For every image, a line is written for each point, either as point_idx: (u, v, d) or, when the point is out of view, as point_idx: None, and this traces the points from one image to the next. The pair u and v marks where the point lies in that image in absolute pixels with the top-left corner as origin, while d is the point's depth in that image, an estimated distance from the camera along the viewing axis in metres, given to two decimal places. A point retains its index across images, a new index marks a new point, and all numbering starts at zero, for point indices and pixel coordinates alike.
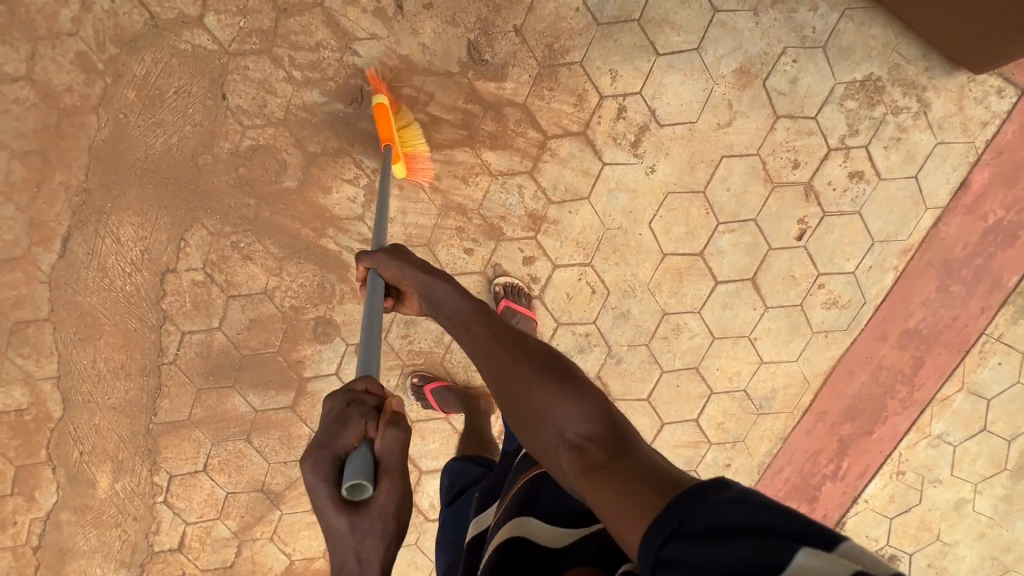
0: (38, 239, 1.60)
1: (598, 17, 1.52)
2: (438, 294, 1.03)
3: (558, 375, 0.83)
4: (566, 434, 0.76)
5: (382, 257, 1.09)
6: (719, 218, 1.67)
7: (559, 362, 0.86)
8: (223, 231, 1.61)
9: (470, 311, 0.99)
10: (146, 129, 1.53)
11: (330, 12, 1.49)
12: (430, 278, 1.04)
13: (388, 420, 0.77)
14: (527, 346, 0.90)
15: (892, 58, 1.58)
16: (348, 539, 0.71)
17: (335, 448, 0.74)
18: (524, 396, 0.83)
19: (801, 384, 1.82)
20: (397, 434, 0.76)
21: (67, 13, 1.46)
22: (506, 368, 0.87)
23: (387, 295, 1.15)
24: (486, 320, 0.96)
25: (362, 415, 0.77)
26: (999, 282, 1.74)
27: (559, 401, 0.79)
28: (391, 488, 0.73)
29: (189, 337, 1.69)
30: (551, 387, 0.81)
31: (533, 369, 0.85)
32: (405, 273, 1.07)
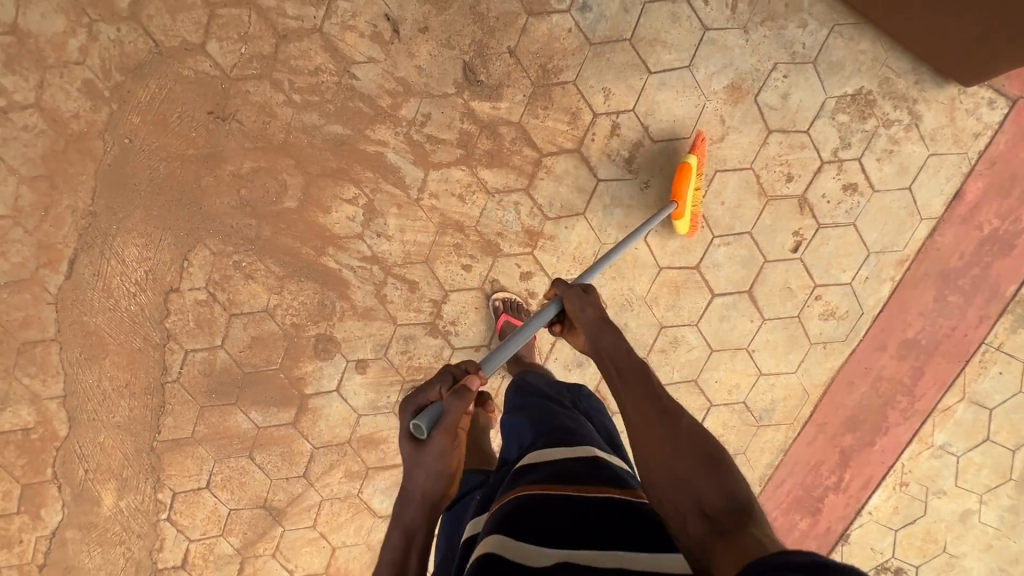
0: (45, 261, 1.63)
1: (590, 37, 1.55)
2: (606, 344, 1.09)
3: (705, 452, 0.85)
4: (703, 504, 0.78)
5: (569, 289, 1.17)
6: (714, 232, 1.69)
7: (713, 447, 0.86)
8: (226, 251, 1.64)
9: (636, 368, 1.03)
10: (150, 153, 1.57)
11: (328, 37, 1.52)
12: (605, 327, 1.10)
13: (457, 387, 0.96)
14: (677, 415, 0.93)
15: (881, 72, 1.60)
16: (409, 462, 0.96)
17: (421, 396, 0.99)
18: (668, 457, 0.86)
19: (800, 396, 1.82)
20: (456, 398, 0.95)
21: (74, 42, 1.50)
22: (656, 429, 0.91)
23: (554, 320, 1.24)
24: (650, 383, 1.00)
25: (444, 380, 0.99)
26: (997, 292, 1.74)
27: (707, 478, 0.81)
28: (441, 439, 0.94)
29: (192, 355, 1.72)
30: (697, 459, 0.84)
31: (681, 438, 0.88)
32: (582, 311, 1.15)
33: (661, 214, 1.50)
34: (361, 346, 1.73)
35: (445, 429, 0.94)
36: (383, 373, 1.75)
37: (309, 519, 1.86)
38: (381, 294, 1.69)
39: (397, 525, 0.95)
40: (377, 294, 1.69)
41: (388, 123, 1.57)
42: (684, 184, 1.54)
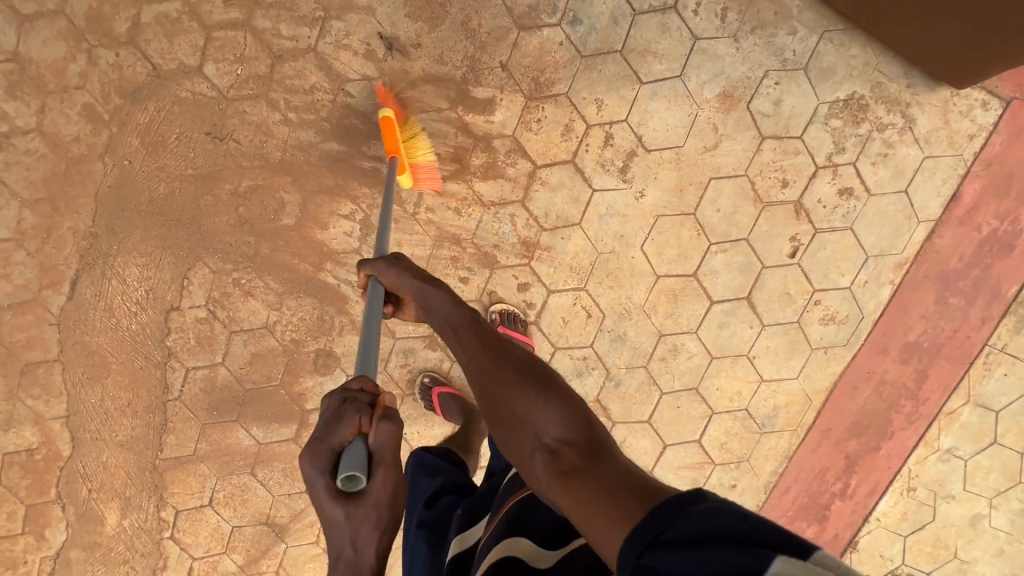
0: (48, 283, 1.65)
1: (581, 49, 1.56)
2: (432, 300, 0.99)
3: (537, 383, 0.83)
4: (543, 440, 0.78)
5: (383, 266, 1.07)
6: (711, 239, 1.69)
7: (540, 370, 0.85)
8: (225, 268, 1.66)
9: (460, 317, 0.96)
10: (149, 174, 1.59)
11: (322, 56, 1.54)
12: (425, 284, 1.00)
13: (381, 415, 0.80)
14: (509, 351, 0.89)
15: (873, 76, 1.61)
16: (347, 527, 0.75)
17: (331, 443, 0.78)
18: (504, 399, 0.83)
19: (803, 402, 1.81)
20: (389, 427, 0.79)
21: (73, 67, 1.53)
22: (488, 374, 0.86)
23: (387, 300, 1.12)
24: (475, 325, 0.94)
25: (357, 411, 0.81)
26: (998, 293, 1.73)
27: (542, 408, 0.79)
28: (385, 477, 0.77)
29: (193, 372, 1.73)
30: (528, 394, 0.81)
31: (514, 375, 0.84)
32: (401, 278, 1.04)
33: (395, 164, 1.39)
34: None
35: (391, 468, 0.78)
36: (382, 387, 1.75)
37: (312, 535, 1.85)
38: None
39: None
40: None
41: (383, 139, 1.59)
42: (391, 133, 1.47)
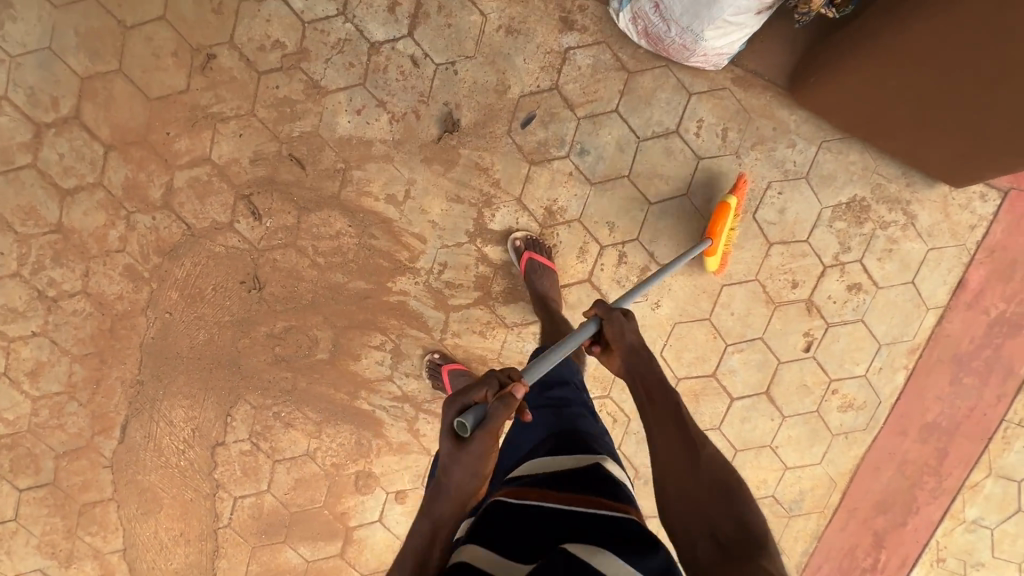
0: (99, 429, 1.74)
1: (590, 177, 1.63)
2: (639, 367, 1.08)
3: (727, 490, 0.91)
4: (717, 532, 0.86)
5: (615, 318, 1.12)
6: (727, 340, 1.75)
7: (730, 478, 0.93)
8: (265, 403, 1.74)
9: (667, 395, 1.04)
10: (189, 323, 1.68)
11: (346, 203, 1.62)
12: (643, 352, 1.09)
13: (504, 394, 0.89)
14: (699, 445, 0.97)
15: (873, 179, 1.66)
16: (449, 458, 0.87)
17: (465, 394, 0.89)
18: (693, 484, 0.92)
19: (828, 484, 1.86)
20: (507, 408, 0.88)
21: (114, 233, 1.62)
22: (681, 458, 0.95)
23: (597, 341, 1.16)
24: (674, 407, 1.03)
25: (490, 383, 0.91)
26: (1012, 371, 1.78)
27: (722, 508, 0.88)
28: (484, 443, 0.86)
29: (241, 500, 1.81)
30: (716, 493, 0.90)
31: (709, 471, 0.93)
32: (622, 338, 1.10)
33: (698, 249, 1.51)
34: (400, 477, 1.81)
35: (489, 437, 0.86)
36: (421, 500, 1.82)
37: None
38: (415, 429, 1.78)
39: (425, 515, 0.88)
40: (410, 429, 1.78)
41: (408, 275, 1.67)
42: (721, 223, 1.57)
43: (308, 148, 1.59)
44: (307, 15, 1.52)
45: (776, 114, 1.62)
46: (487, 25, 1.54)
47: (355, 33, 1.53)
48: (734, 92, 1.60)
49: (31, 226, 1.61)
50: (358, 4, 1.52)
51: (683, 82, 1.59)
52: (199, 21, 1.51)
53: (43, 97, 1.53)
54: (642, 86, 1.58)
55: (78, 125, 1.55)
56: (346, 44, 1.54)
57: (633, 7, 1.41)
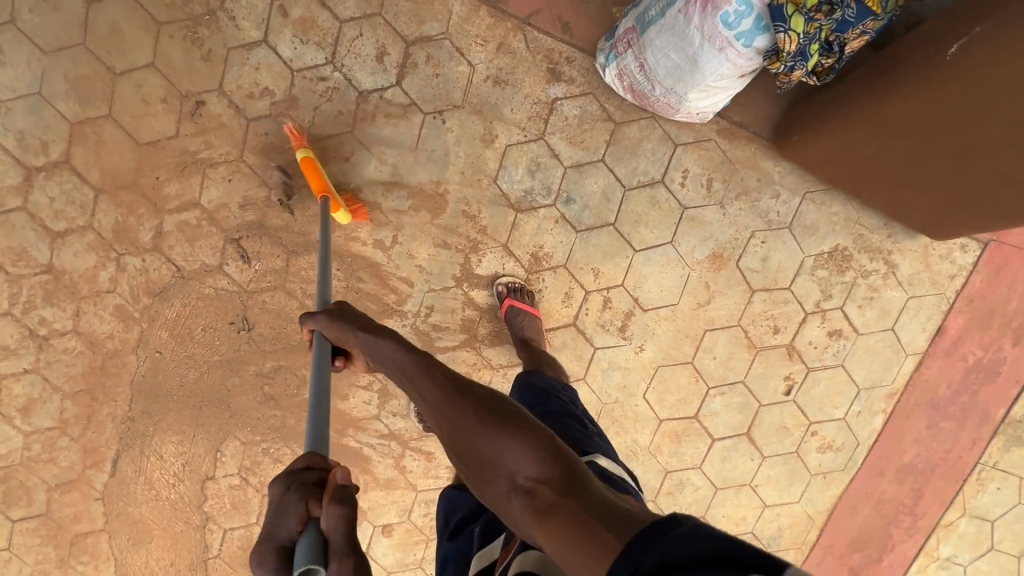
0: (91, 462, 1.77)
1: (576, 225, 1.65)
2: (381, 352, 1.00)
3: (509, 421, 0.83)
4: (518, 479, 0.76)
5: (330, 321, 1.07)
6: (709, 383, 1.77)
7: (502, 404, 0.87)
8: (254, 440, 1.77)
9: (412, 358, 0.97)
10: (179, 362, 1.70)
11: (334, 248, 1.64)
12: (371, 336, 1.02)
13: (332, 496, 0.74)
14: (468, 391, 0.89)
15: (855, 229, 1.69)
16: None
17: (277, 538, 0.73)
18: (474, 442, 0.82)
19: (805, 521, 1.89)
20: (338, 511, 0.72)
21: (104, 274, 1.64)
22: (454, 416, 0.86)
23: (336, 354, 1.13)
24: (431, 370, 0.95)
25: (300, 498, 0.75)
26: (987, 415, 1.81)
27: (506, 446, 0.79)
28: (341, 567, 0.69)
29: (231, 532, 1.84)
30: (499, 433, 0.81)
31: (478, 410, 0.85)
32: (347, 333, 1.05)
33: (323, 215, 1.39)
34: (387, 512, 1.82)
35: (342, 555, 0.70)
36: (408, 534, 1.84)
37: None
38: (401, 466, 1.80)
39: None
40: (397, 466, 1.80)
41: (396, 317, 1.69)
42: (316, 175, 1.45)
43: (297, 194, 1.60)
44: (296, 63, 1.53)
45: (760, 164, 1.64)
46: (474, 75, 1.55)
47: (344, 82, 1.55)
48: (719, 143, 1.62)
49: (22, 267, 1.62)
50: (347, 53, 1.53)
51: (669, 133, 1.61)
52: (188, 69, 1.53)
53: (34, 141, 1.55)
54: (628, 136, 1.60)
55: (68, 169, 1.57)
56: (334, 92, 1.55)
57: (619, 64, 1.42)
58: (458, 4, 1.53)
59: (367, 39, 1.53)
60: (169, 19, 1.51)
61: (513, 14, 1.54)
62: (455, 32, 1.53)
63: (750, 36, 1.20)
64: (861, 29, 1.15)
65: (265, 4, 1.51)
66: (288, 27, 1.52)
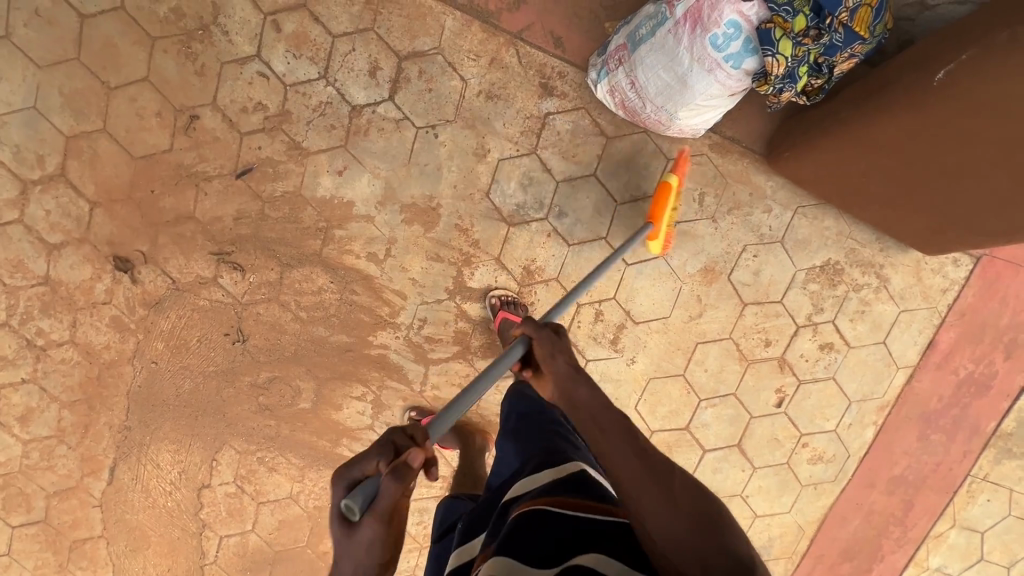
0: (89, 470, 1.78)
1: (568, 239, 1.65)
2: (590, 396, 1.00)
3: (709, 516, 0.80)
4: (707, 563, 0.73)
5: (548, 339, 1.07)
6: (700, 395, 1.78)
7: (705, 498, 0.84)
8: (249, 449, 1.79)
9: (613, 416, 0.97)
10: (175, 372, 1.72)
11: (327, 260, 1.65)
12: (585, 378, 1.03)
13: (397, 465, 0.76)
14: (672, 471, 0.87)
15: (847, 244, 1.69)
16: (336, 547, 0.78)
17: (355, 469, 0.79)
18: (664, 510, 0.80)
19: (796, 532, 1.89)
20: (396, 484, 0.75)
21: (100, 285, 1.65)
22: (650, 485, 0.84)
23: (525, 365, 1.11)
24: (634, 435, 0.94)
25: (381, 452, 0.80)
26: (977, 428, 1.82)
27: (701, 531, 0.77)
28: (374, 527, 0.75)
29: (226, 539, 1.85)
30: (695, 519, 0.79)
31: (678, 492, 0.83)
32: (555, 361, 1.05)
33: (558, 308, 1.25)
34: None
35: (381, 519, 0.75)
36: None
37: None
38: None
39: None
40: None
41: (389, 329, 1.70)
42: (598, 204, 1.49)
43: (290, 207, 1.61)
44: (289, 78, 1.54)
45: (752, 179, 1.64)
46: (467, 90, 1.56)
47: (337, 96, 1.55)
48: (712, 157, 1.62)
49: (19, 278, 1.64)
50: (340, 68, 1.54)
51: (661, 148, 1.61)
52: (182, 84, 1.54)
53: (29, 155, 1.56)
54: (619, 151, 1.60)
55: (64, 182, 1.58)
56: (328, 107, 1.56)
57: (611, 81, 1.40)
58: (450, 19, 1.53)
59: (360, 55, 1.53)
60: (162, 34, 1.52)
61: (505, 28, 1.54)
62: (447, 47, 1.54)
63: (739, 58, 1.20)
64: (848, 53, 1.17)
65: (259, 19, 1.52)
66: (281, 42, 1.52)
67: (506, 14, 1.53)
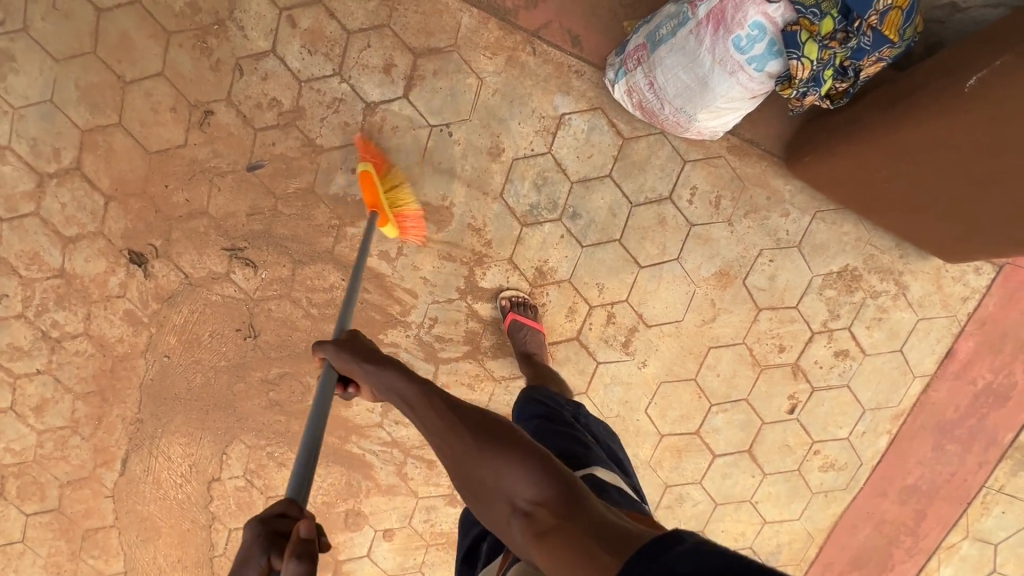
0: (101, 461, 1.80)
1: (581, 241, 1.64)
2: (391, 387, 0.97)
3: (512, 447, 0.82)
4: (517, 501, 0.77)
5: (336, 351, 1.03)
6: (711, 400, 1.76)
7: (508, 434, 0.85)
8: (259, 443, 1.79)
9: (411, 394, 0.95)
10: (187, 367, 1.73)
11: (340, 258, 1.65)
12: (375, 368, 0.99)
13: (293, 551, 0.73)
14: (474, 420, 0.88)
15: (866, 250, 1.66)
16: None
17: None
18: (477, 471, 0.82)
19: (805, 539, 1.88)
20: (295, 566, 0.71)
21: (115, 279, 1.66)
22: (461, 449, 0.85)
23: (345, 382, 1.09)
24: (437, 402, 0.92)
25: (266, 549, 0.76)
26: (994, 440, 1.79)
27: (506, 472, 0.79)
28: None
29: (235, 533, 1.86)
30: (495, 461, 0.80)
31: (481, 443, 0.83)
32: (350, 364, 1.01)
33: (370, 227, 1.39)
34: (388, 517, 1.84)
35: None
36: (409, 539, 1.86)
37: None
38: (402, 472, 1.82)
39: None
40: (398, 472, 1.82)
41: (399, 328, 1.70)
42: (374, 190, 1.45)
43: (304, 204, 1.61)
44: (304, 74, 1.53)
45: (770, 183, 1.61)
46: (483, 88, 1.54)
47: (351, 93, 1.54)
48: (729, 160, 1.60)
49: (34, 270, 1.65)
50: (354, 65, 1.53)
51: (678, 150, 1.59)
52: (197, 79, 1.54)
53: (46, 148, 1.57)
54: (636, 153, 1.58)
55: (80, 176, 1.59)
56: (342, 104, 1.55)
57: (629, 81, 1.38)
58: (467, 16, 1.51)
59: (375, 51, 1.52)
60: (178, 28, 1.51)
61: (522, 27, 1.52)
62: (464, 44, 1.52)
63: (763, 60, 1.17)
64: (877, 56, 1.13)
65: (274, 14, 1.50)
66: (296, 38, 1.51)
67: (523, 12, 1.51)
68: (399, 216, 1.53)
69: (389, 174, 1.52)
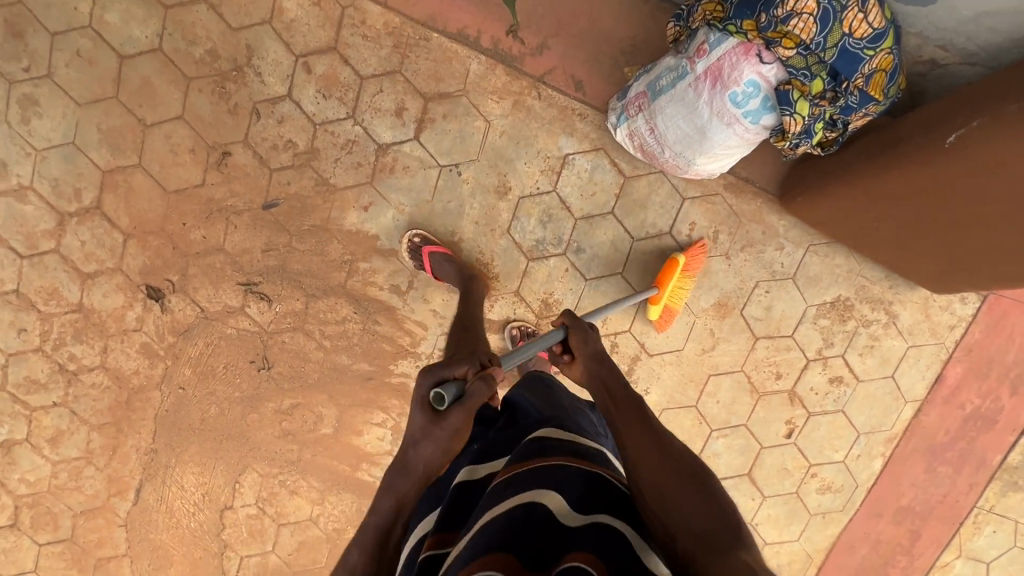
0: (115, 491, 1.83)
1: (586, 274, 1.70)
2: (606, 380, 1.08)
3: (704, 492, 0.87)
4: (693, 526, 0.81)
5: (575, 325, 1.14)
6: (712, 426, 1.82)
7: (700, 477, 0.90)
8: (272, 472, 1.83)
9: (630, 398, 1.05)
10: (201, 398, 1.77)
11: (352, 292, 1.70)
12: (602, 363, 1.11)
13: (485, 377, 0.93)
14: (676, 450, 0.94)
15: (857, 281, 1.74)
16: (420, 428, 0.89)
17: (445, 370, 0.92)
18: (663, 479, 0.87)
19: (804, 559, 1.93)
20: (484, 388, 0.92)
21: (132, 313, 1.71)
22: (656, 461, 0.91)
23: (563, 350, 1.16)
24: (648, 418, 1.00)
25: (471, 362, 0.95)
26: (984, 462, 1.86)
27: (695, 502, 0.84)
28: (460, 417, 0.89)
29: (246, 560, 1.88)
30: (686, 488, 0.86)
31: (678, 471, 0.89)
32: (583, 344, 1.13)
33: (636, 294, 1.58)
34: None
35: (465, 414, 0.89)
36: None
37: None
38: None
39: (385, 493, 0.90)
40: None
41: (409, 358, 1.75)
42: (667, 276, 1.61)
43: (317, 240, 1.67)
44: (319, 117, 1.60)
45: (765, 218, 1.69)
46: (490, 130, 1.61)
47: (364, 134, 1.61)
48: (726, 198, 1.67)
49: (53, 305, 1.69)
50: (367, 108, 1.59)
51: (677, 188, 1.66)
52: (215, 122, 1.60)
53: (67, 189, 1.62)
54: (637, 191, 1.65)
55: (99, 215, 1.64)
56: (355, 145, 1.61)
57: (630, 125, 1.45)
58: (475, 63, 1.58)
59: (387, 95, 1.59)
60: (198, 74, 1.57)
61: (527, 72, 1.59)
62: (472, 89, 1.59)
63: (758, 114, 1.25)
64: (863, 113, 1.21)
65: (291, 61, 1.57)
66: (311, 83, 1.58)
67: (529, 58, 1.58)
68: (664, 307, 1.68)
69: (689, 276, 1.65)
